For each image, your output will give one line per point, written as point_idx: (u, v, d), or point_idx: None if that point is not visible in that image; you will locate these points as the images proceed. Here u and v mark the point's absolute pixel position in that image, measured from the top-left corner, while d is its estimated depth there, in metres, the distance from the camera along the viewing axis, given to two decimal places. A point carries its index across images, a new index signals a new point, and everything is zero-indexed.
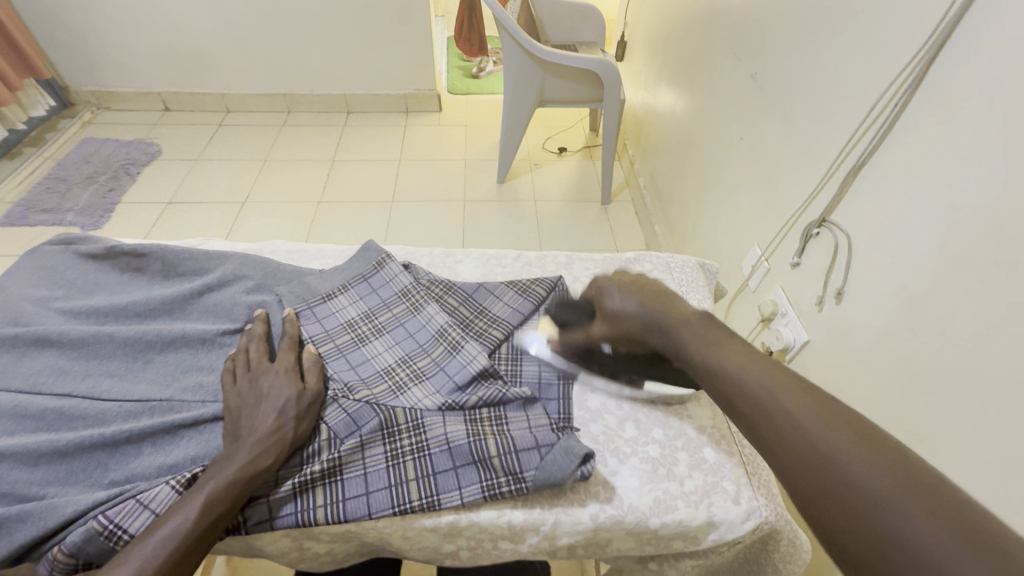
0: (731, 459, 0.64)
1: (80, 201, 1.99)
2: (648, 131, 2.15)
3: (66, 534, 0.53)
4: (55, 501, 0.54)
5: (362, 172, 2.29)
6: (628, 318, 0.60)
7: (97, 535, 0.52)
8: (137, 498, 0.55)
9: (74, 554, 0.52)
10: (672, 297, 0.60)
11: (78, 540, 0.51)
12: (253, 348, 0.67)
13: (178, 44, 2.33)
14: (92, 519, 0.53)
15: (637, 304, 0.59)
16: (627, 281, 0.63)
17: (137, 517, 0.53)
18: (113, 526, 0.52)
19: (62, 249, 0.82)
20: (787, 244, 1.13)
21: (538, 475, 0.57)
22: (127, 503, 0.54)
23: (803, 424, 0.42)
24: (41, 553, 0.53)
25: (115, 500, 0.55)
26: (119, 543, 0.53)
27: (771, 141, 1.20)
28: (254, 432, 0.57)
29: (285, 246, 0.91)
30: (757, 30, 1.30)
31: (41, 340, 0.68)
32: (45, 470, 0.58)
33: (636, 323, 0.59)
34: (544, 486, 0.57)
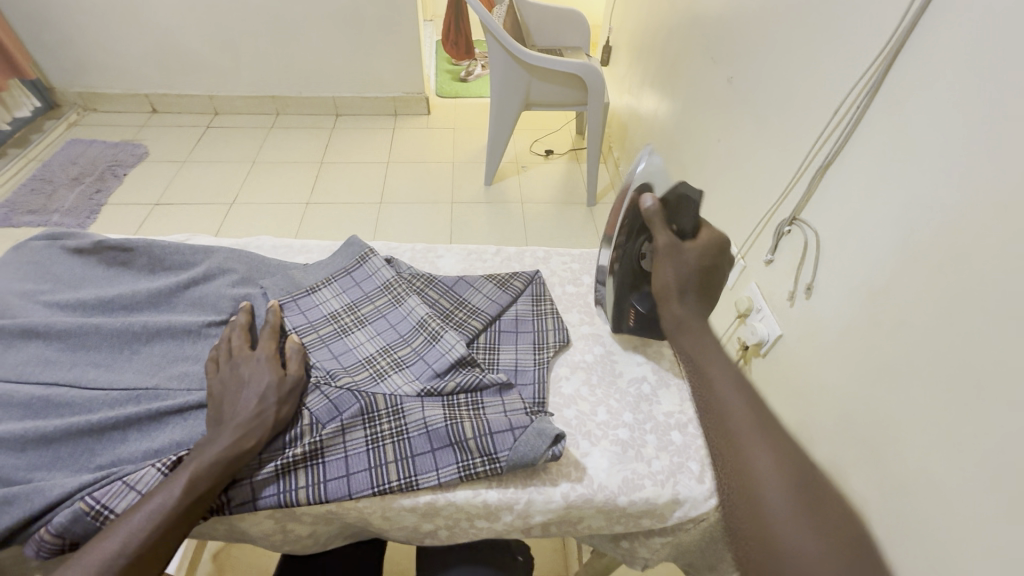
0: (698, 441, 0.67)
1: (66, 202, 2.00)
2: (632, 133, 2.20)
3: (53, 514, 0.55)
4: (41, 484, 0.56)
5: (350, 174, 2.31)
6: (673, 268, 0.63)
7: (84, 515, 0.53)
8: (124, 480, 0.56)
9: (59, 534, 0.53)
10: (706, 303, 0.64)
11: (65, 520, 0.53)
12: (235, 337, 0.69)
13: (167, 48, 2.34)
14: (79, 500, 0.55)
15: (684, 274, 0.63)
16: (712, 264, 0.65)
17: (123, 498, 0.55)
18: (99, 506, 0.54)
19: (49, 244, 0.84)
20: (761, 242, 1.17)
21: (512, 455, 0.60)
22: (113, 485, 0.56)
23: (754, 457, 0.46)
24: (28, 533, 0.55)
25: (102, 482, 0.57)
26: (105, 523, 0.54)
27: (746, 144, 1.25)
28: (236, 416, 0.59)
29: (270, 242, 0.93)
30: (732, 36, 1.35)
31: (27, 331, 0.70)
32: (33, 452, 0.59)
33: (673, 273, 0.63)
34: (517, 466, 0.60)
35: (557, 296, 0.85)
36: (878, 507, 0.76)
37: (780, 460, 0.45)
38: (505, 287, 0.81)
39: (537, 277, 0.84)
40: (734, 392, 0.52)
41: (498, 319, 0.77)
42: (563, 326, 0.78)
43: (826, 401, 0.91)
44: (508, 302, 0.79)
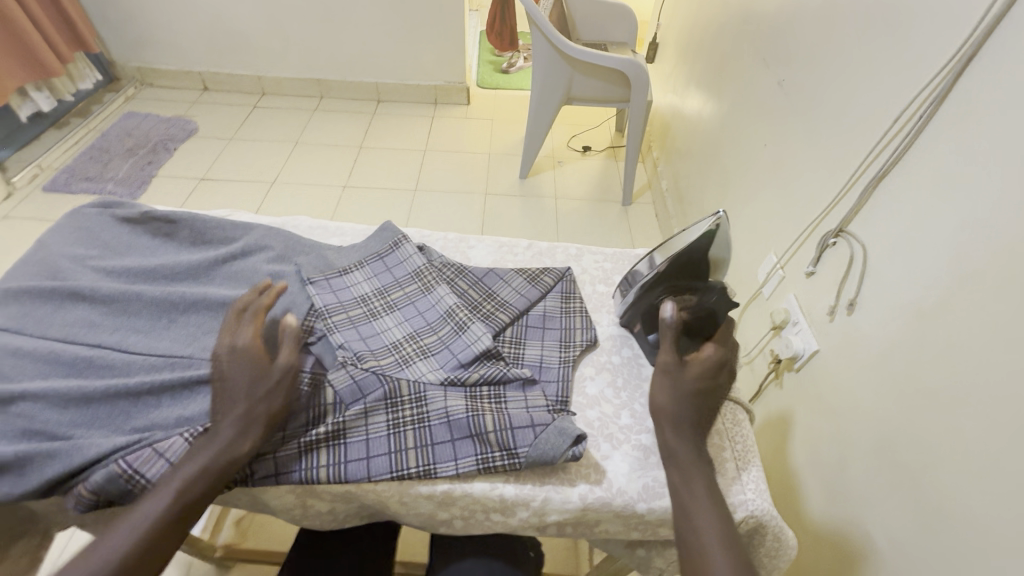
0: (723, 453, 0.65)
1: (120, 172, 2.10)
2: (674, 133, 2.15)
3: (90, 473, 0.58)
4: (80, 443, 0.59)
5: (388, 159, 2.34)
6: (671, 388, 0.58)
7: (117, 477, 0.56)
8: (155, 446, 0.58)
9: (94, 493, 0.56)
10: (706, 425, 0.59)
11: (100, 480, 0.55)
12: (226, 324, 0.65)
13: (221, 28, 2.42)
14: (113, 462, 0.57)
15: (676, 396, 0.58)
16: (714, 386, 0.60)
17: (154, 464, 0.57)
18: (132, 470, 0.56)
19: (100, 211, 0.87)
20: (804, 252, 1.12)
21: (530, 452, 0.60)
22: (145, 450, 0.58)
23: None
24: (67, 490, 0.58)
25: (135, 446, 0.59)
26: (135, 486, 0.57)
27: (795, 150, 1.20)
28: (228, 413, 0.57)
29: (306, 222, 0.94)
30: (786, 36, 1.29)
31: (76, 294, 0.73)
32: (76, 411, 0.62)
33: (665, 398, 0.59)
34: (535, 463, 0.60)
35: (587, 295, 0.83)
36: (914, 543, 0.72)
37: None
38: (535, 282, 0.80)
39: (568, 274, 0.83)
40: (710, 518, 0.51)
41: (525, 314, 0.76)
42: (591, 325, 0.76)
43: (862, 423, 0.86)
44: (537, 298, 0.78)
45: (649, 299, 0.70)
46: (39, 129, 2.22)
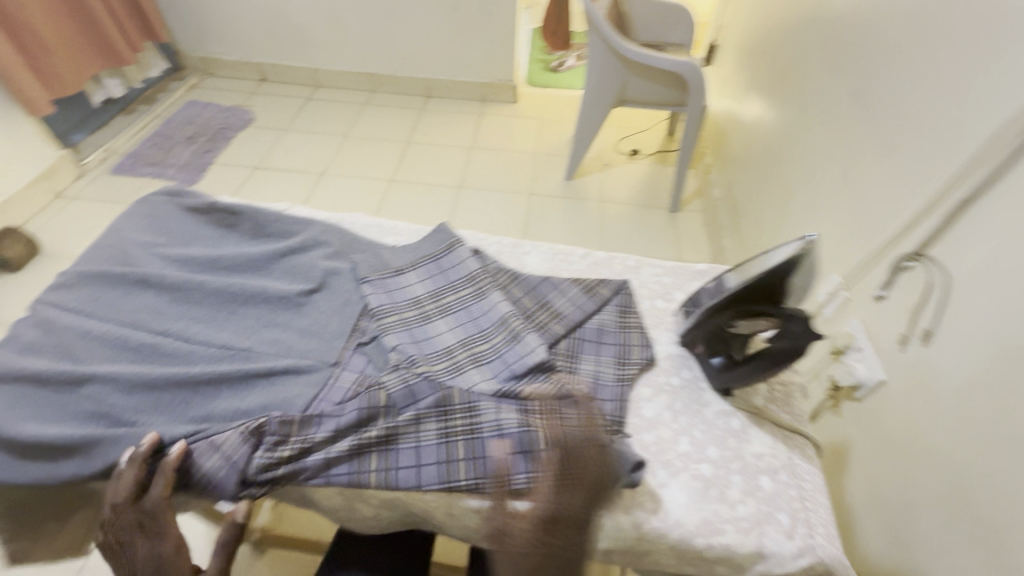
0: (790, 491, 0.60)
1: (181, 158, 2.19)
2: (730, 140, 2.07)
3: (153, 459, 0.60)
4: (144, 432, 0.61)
5: (434, 155, 2.35)
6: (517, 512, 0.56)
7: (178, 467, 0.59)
8: (210, 440, 0.60)
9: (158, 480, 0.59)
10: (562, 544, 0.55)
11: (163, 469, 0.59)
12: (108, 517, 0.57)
13: (281, 21, 2.48)
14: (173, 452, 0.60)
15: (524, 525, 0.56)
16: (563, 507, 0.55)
17: (209, 457, 0.59)
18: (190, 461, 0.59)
19: (168, 199, 0.89)
20: (874, 275, 1.03)
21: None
22: (201, 443, 0.60)
23: None
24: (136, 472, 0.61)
25: (193, 438, 0.61)
26: (193, 475, 0.59)
27: (869, 165, 1.12)
28: None
29: (362, 220, 0.94)
30: (863, 42, 1.21)
31: (143, 281, 0.75)
32: (140, 397, 0.64)
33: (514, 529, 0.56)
34: None
35: (645, 310, 0.79)
36: None
37: None
38: (591, 294, 0.78)
39: (626, 287, 0.80)
40: None
41: (580, 326, 0.74)
42: (649, 343, 0.73)
43: (934, 465, 0.80)
44: (593, 310, 0.76)
45: (715, 323, 0.65)
46: (108, 115, 2.31)
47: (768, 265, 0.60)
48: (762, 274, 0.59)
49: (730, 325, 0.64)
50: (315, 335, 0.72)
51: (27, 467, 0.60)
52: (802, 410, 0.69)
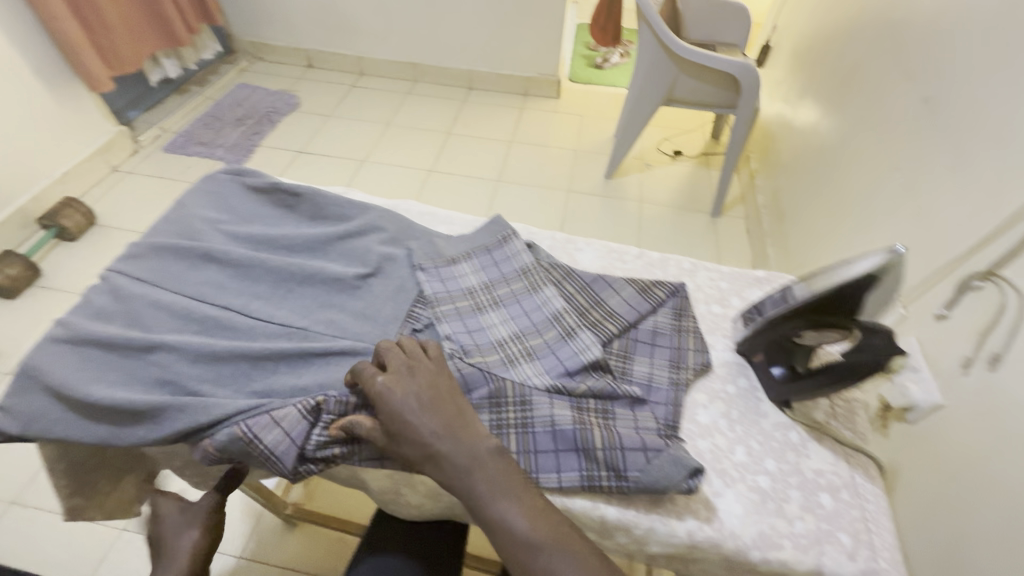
0: (852, 511, 0.59)
1: (229, 139, 2.25)
2: (779, 146, 2.01)
3: (215, 429, 0.61)
4: (208, 402, 0.62)
5: (474, 147, 2.35)
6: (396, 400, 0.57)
7: (239, 440, 0.58)
8: (271, 414, 0.60)
9: (220, 450, 0.59)
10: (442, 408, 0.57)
11: (225, 440, 0.59)
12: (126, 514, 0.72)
13: (331, 9, 2.52)
14: (236, 424, 0.60)
15: (403, 407, 0.56)
16: (424, 380, 0.58)
17: (271, 432, 0.59)
18: (251, 435, 0.58)
19: (231, 178, 0.92)
20: (937, 292, 0.96)
21: (641, 477, 0.57)
22: (263, 417, 0.59)
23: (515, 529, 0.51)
24: (195, 441, 0.62)
25: (254, 411, 0.61)
26: (253, 448, 0.58)
27: (937, 178, 1.07)
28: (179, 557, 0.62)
29: (417, 208, 0.95)
30: (938, 48, 1.15)
31: (208, 256, 0.77)
32: (204, 368, 0.66)
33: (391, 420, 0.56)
34: (645, 490, 0.57)
35: (700, 314, 0.78)
36: None
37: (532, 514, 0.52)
38: (646, 294, 0.76)
39: (682, 290, 0.78)
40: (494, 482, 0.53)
41: (635, 327, 0.73)
42: (705, 349, 0.72)
43: None
44: (648, 311, 0.74)
45: (781, 331, 0.63)
46: (163, 94, 2.39)
47: (847, 274, 0.57)
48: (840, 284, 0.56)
49: (797, 333, 0.62)
50: (370, 319, 0.72)
51: (102, 428, 0.63)
52: (864, 427, 0.67)
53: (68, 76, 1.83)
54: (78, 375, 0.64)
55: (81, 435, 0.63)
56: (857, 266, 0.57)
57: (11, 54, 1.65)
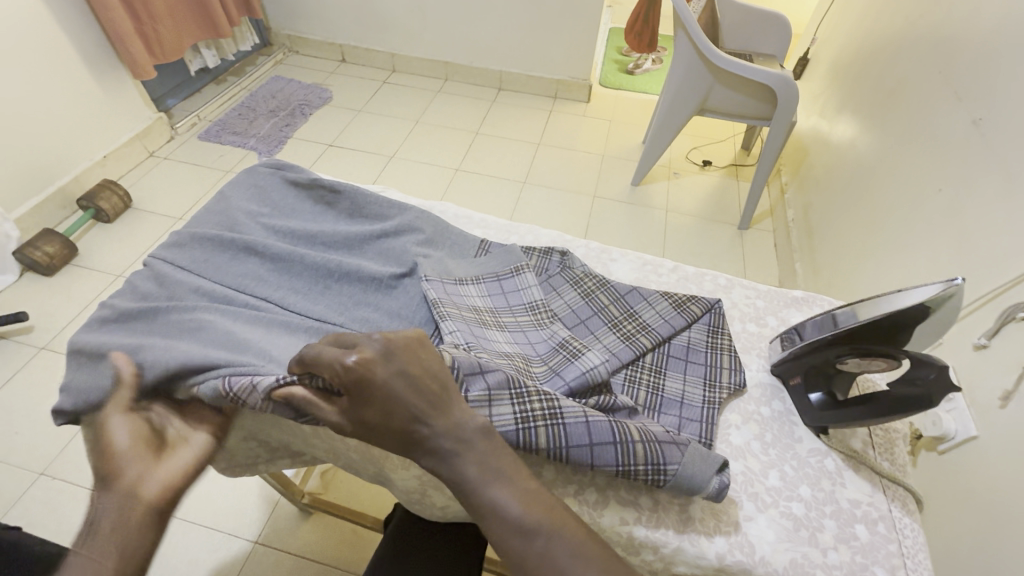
0: (889, 546, 0.58)
1: (262, 130, 2.29)
2: (812, 160, 1.97)
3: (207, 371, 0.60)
4: (238, 361, 0.61)
5: (501, 148, 2.35)
6: (370, 387, 0.50)
7: (223, 395, 0.58)
8: (252, 378, 0.57)
9: (204, 397, 0.60)
10: (422, 391, 0.51)
11: (212, 393, 0.59)
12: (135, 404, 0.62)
13: (368, 5, 2.54)
14: (219, 378, 0.59)
15: (378, 394, 0.50)
16: (401, 360, 0.52)
17: (251, 394, 0.57)
18: (233, 394, 0.58)
19: (272, 171, 0.94)
20: (975, 322, 0.91)
21: (678, 471, 0.56)
22: (243, 379, 0.57)
23: (508, 516, 0.47)
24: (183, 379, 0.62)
25: (242, 369, 0.59)
26: (236, 403, 0.58)
27: (983, 202, 1.03)
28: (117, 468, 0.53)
29: (451, 211, 0.97)
30: (991, 70, 1.12)
31: (249, 248, 0.79)
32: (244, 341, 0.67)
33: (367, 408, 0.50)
34: (683, 484, 0.56)
35: (735, 333, 0.77)
36: None
37: (525, 501, 0.48)
38: (681, 309, 0.75)
39: (718, 306, 0.77)
40: (484, 467, 0.49)
41: (668, 341, 0.72)
42: (740, 368, 0.71)
43: None
44: (683, 326, 0.74)
45: (823, 357, 0.63)
46: (201, 83, 2.44)
47: (901, 304, 0.56)
48: (893, 312, 0.56)
49: (839, 361, 0.61)
50: (403, 318, 0.73)
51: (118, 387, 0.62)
52: (903, 459, 0.66)
53: (113, 63, 1.89)
54: (119, 340, 0.67)
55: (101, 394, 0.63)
56: (912, 296, 0.56)
57: (62, 40, 1.71)
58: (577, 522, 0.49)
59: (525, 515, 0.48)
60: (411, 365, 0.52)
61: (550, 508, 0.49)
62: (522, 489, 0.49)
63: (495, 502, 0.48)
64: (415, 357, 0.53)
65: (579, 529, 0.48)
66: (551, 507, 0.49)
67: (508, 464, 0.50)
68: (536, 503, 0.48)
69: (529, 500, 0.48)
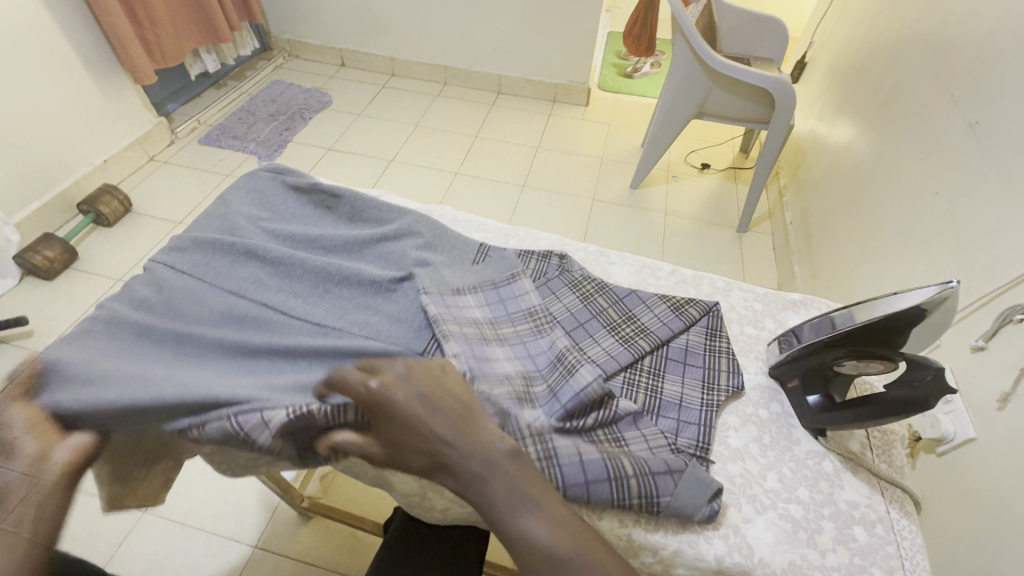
0: (887, 547, 0.58)
1: (262, 134, 2.30)
2: (810, 163, 1.98)
3: (205, 415, 0.59)
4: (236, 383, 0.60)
5: (500, 152, 2.36)
6: (393, 405, 0.53)
7: (231, 435, 0.58)
8: (262, 414, 0.58)
9: (208, 440, 0.58)
10: (444, 410, 0.54)
11: (218, 435, 0.58)
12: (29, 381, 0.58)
13: (367, 10, 2.55)
14: (225, 419, 0.58)
15: (402, 411, 0.52)
16: (421, 382, 0.56)
17: (261, 431, 0.57)
18: (242, 433, 0.58)
19: (273, 176, 0.94)
20: (973, 324, 0.91)
21: (671, 501, 0.57)
22: (253, 416, 0.58)
23: (538, 541, 0.48)
24: (172, 423, 0.58)
25: (246, 406, 0.59)
26: (246, 440, 0.58)
27: (980, 204, 1.04)
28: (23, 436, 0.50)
29: (451, 214, 0.98)
30: (987, 73, 1.12)
31: (249, 252, 0.79)
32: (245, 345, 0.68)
33: (393, 426, 0.52)
34: (674, 513, 0.57)
35: (733, 336, 0.78)
36: None
37: (553, 526, 0.49)
38: (679, 312, 0.76)
39: (716, 309, 0.77)
40: (513, 490, 0.50)
41: (667, 343, 0.73)
42: (738, 371, 0.71)
43: None
44: (681, 330, 0.74)
45: (821, 359, 0.63)
46: (200, 88, 2.46)
47: (896, 306, 0.57)
48: (889, 314, 0.56)
49: (837, 363, 0.62)
50: (403, 322, 0.73)
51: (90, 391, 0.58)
52: (901, 461, 0.66)
53: (113, 67, 1.89)
54: (107, 359, 0.63)
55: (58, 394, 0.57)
56: (906, 298, 0.57)
57: (62, 43, 1.71)
58: (604, 543, 0.50)
59: (554, 539, 0.48)
60: (430, 387, 0.55)
61: (578, 530, 0.50)
62: (550, 512, 0.50)
63: (524, 527, 0.49)
64: (435, 379, 0.57)
65: (607, 551, 0.49)
66: (579, 530, 0.50)
67: (535, 486, 0.51)
68: (564, 526, 0.49)
69: (558, 524, 0.49)
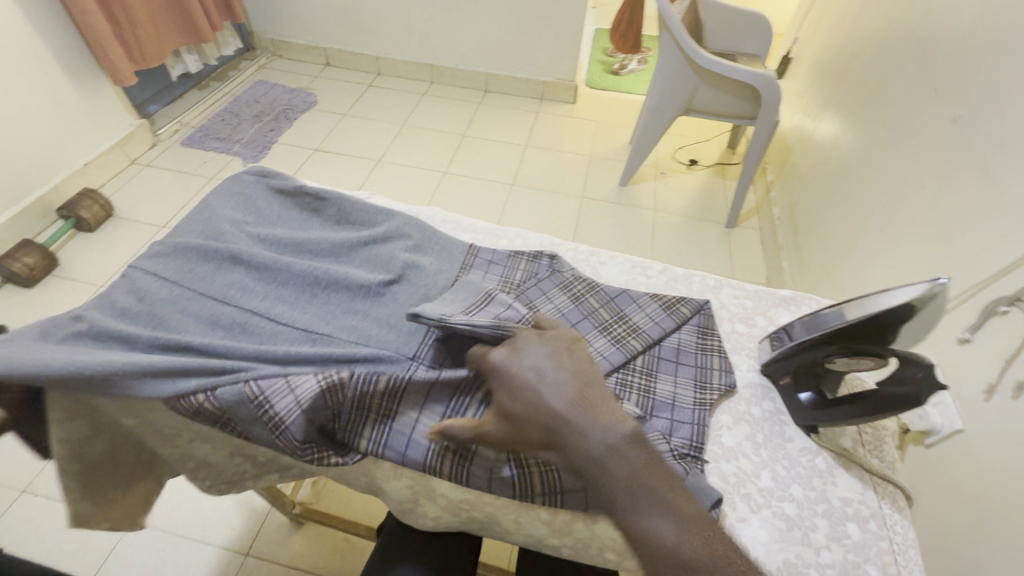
0: (880, 543, 0.58)
1: (246, 135, 2.27)
2: (796, 158, 1.99)
3: (221, 380, 0.62)
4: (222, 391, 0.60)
5: (489, 151, 2.35)
6: (512, 375, 0.56)
7: (248, 400, 0.60)
8: (288, 381, 0.61)
9: (220, 405, 0.61)
10: (562, 381, 0.55)
11: (234, 399, 0.61)
12: None
13: (351, 8, 2.52)
14: (245, 382, 0.62)
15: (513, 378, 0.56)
16: (544, 355, 0.58)
17: (283, 397, 0.60)
18: (263, 397, 0.60)
19: (257, 179, 0.93)
20: (959, 316, 0.92)
21: None
22: (279, 381, 0.61)
23: (660, 534, 0.45)
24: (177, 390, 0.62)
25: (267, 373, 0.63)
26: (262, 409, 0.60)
27: (964, 197, 1.05)
28: None
29: (439, 216, 0.97)
30: (969, 68, 1.13)
31: (233, 257, 0.78)
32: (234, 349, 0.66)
33: (504, 393, 0.56)
34: None
35: (725, 334, 0.78)
36: None
37: (680, 523, 0.46)
38: (670, 311, 0.76)
39: (707, 308, 0.78)
40: (636, 471, 0.49)
41: (659, 343, 0.72)
42: (730, 369, 0.71)
43: None
44: (672, 328, 0.74)
45: (812, 356, 0.63)
46: (181, 89, 2.38)
47: (885, 304, 0.57)
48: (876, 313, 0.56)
49: (829, 360, 0.62)
50: (392, 327, 0.72)
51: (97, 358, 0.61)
52: (892, 456, 0.66)
53: (92, 69, 1.85)
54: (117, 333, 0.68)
55: (60, 373, 0.59)
56: (896, 297, 0.56)
57: (38, 45, 1.67)
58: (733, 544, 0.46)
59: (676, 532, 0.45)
60: (553, 359, 0.57)
61: (704, 526, 0.47)
62: (675, 503, 0.47)
63: (643, 514, 0.47)
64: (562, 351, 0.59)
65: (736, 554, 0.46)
66: (707, 528, 0.46)
67: (660, 473, 0.49)
68: (691, 521, 0.46)
69: (683, 516, 0.46)
